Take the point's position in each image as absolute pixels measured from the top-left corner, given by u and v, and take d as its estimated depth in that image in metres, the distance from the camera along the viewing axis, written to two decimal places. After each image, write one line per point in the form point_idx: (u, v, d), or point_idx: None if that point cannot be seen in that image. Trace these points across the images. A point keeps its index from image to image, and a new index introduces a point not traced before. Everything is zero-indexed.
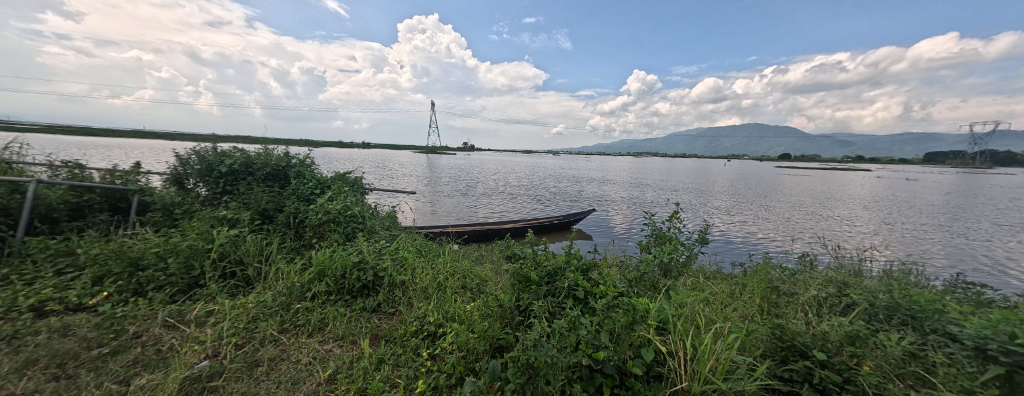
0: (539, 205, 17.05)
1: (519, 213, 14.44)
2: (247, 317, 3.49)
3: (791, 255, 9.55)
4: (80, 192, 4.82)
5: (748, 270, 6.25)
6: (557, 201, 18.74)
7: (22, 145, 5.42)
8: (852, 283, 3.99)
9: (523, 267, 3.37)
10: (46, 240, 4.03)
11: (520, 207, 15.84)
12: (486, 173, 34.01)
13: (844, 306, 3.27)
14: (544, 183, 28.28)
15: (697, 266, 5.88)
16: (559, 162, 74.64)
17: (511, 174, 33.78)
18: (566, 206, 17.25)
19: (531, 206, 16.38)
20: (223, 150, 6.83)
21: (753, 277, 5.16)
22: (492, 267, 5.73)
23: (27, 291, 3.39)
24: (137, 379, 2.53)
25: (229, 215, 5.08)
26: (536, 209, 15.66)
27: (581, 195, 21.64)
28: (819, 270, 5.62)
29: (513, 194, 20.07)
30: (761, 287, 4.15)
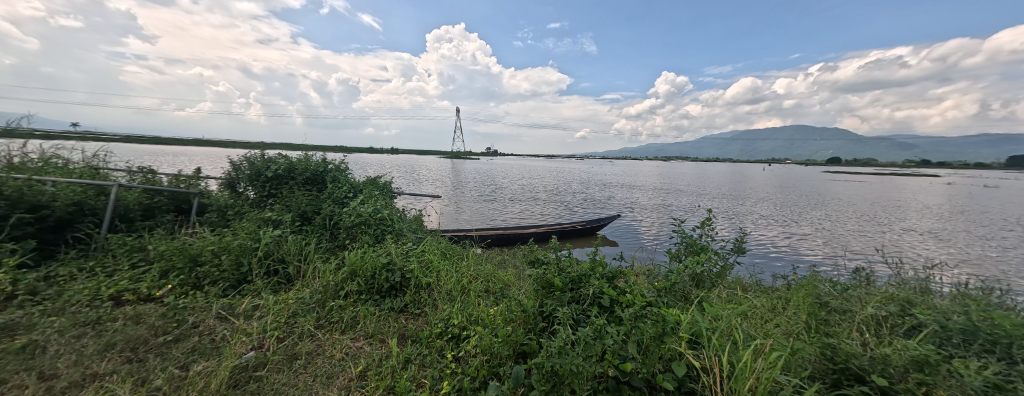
0: (564, 210, 16.90)
1: (543, 219, 14.38)
2: (287, 312, 3.74)
3: (841, 268, 8.78)
4: (153, 195, 5.44)
5: (791, 284, 5.82)
6: (583, 207, 18.47)
7: (107, 153, 6.18)
8: (917, 302, 3.60)
9: (546, 273, 3.37)
10: (125, 237, 4.57)
11: (544, 212, 15.76)
12: (510, 178, 34.25)
13: (909, 328, 2.97)
14: (568, 188, 28.00)
15: (733, 277, 5.56)
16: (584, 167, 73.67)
17: (535, 179, 33.79)
18: (591, 212, 16.95)
19: (555, 211, 16.25)
20: (270, 156, 7.42)
21: (796, 292, 4.81)
22: (516, 272, 5.76)
23: (108, 282, 3.85)
24: (194, 365, 2.79)
25: (273, 216, 5.50)
26: (561, 215, 15.53)
27: (607, 201, 21.22)
28: (877, 286, 5.11)
29: (538, 199, 20.03)
30: (807, 302, 3.85)
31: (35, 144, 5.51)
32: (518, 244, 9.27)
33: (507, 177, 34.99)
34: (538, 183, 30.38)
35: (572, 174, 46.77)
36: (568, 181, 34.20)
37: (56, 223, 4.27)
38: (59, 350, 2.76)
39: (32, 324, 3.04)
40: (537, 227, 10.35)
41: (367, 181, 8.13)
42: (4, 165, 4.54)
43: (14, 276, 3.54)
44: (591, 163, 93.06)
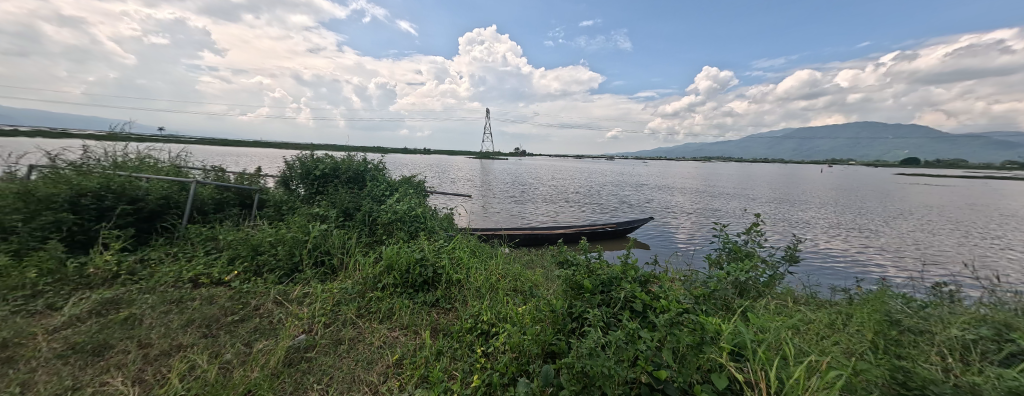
0: (595, 211, 16.60)
1: (574, 220, 14.22)
2: (331, 301, 4.05)
3: (916, 284, 7.80)
4: (223, 191, 6.11)
5: (853, 299, 5.27)
6: (615, 208, 18.01)
7: (186, 153, 7.03)
8: (1018, 328, 3.13)
9: (576, 274, 3.38)
10: (201, 227, 5.19)
11: (575, 214, 15.57)
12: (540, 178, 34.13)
13: (1006, 356, 2.60)
14: (600, 189, 27.40)
15: (783, 288, 5.16)
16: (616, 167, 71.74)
17: (565, 180, 33.40)
18: (623, 214, 16.48)
19: (586, 213, 15.98)
20: (317, 156, 8.03)
21: (858, 308, 4.37)
22: (545, 273, 5.76)
23: (188, 266, 4.40)
24: (256, 343, 3.13)
25: (320, 212, 5.96)
26: (592, 216, 15.27)
27: (640, 203, 20.52)
28: (963, 307, 4.48)
29: (568, 200, 19.80)
30: (872, 319, 3.49)
31: (133, 145, 6.43)
32: (546, 245, 9.25)
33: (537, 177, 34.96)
34: (568, 183, 30.04)
35: (604, 175, 45.71)
36: (599, 182, 33.46)
37: (149, 214, 4.96)
38: (152, 323, 3.24)
39: (132, 300, 3.58)
40: (566, 228, 10.27)
41: (403, 180, 8.51)
42: (111, 164, 5.35)
43: (119, 257, 4.17)
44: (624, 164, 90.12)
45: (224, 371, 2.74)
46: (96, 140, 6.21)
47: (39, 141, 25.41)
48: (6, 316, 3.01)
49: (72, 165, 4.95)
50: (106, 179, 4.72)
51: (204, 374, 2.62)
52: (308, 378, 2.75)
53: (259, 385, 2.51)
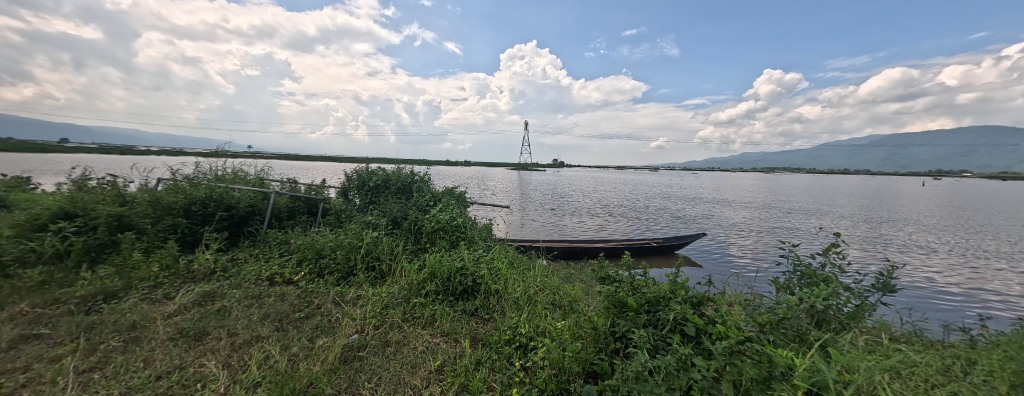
0: (638, 226, 15.92)
1: (618, 234, 13.72)
2: (380, 304, 4.37)
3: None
4: (295, 201, 6.89)
5: (977, 343, 4.34)
6: (663, 223, 17.08)
7: (268, 167, 8.09)
8: None
9: (619, 291, 3.31)
10: (277, 232, 5.91)
11: (618, 228, 15.03)
12: (582, 190, 33.55)
13: None
14: (646, 202, 26.20)
15: (874, 322, 4.43)
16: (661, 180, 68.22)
17: (608, 193, 32.46)
18: (672, 229, 15.54)
19: (631, 227, 15.35)
20: (372, 168, 8.79)
21: (980, 353, 3.60)
22: (586, 289, 5.63)
23: (266, 266, 5.03)
24: (317, 340, 3.49)
25: (372, 220, 6.47)
26: (638, 231, 14.63)
27: (689, 218, 19.26)
28: None
29: (611, 214, 19.21)
30: (998, 367, 2.87)
31: (230, 161, 7.59)
32: (586, 259, 9.02)
33: (578, 189, 34.44)
34: (610, 196, 29.22)
35: (648, 188, 43.71)
36: (645, 195, 31.99)
37: (239, 220, 5.77)
38: (238, 314, 3.78)
39: (223, 293, 4.18)
40: (608, 242, 9.95)
41: (446, 191, 8.91)
42: (213, 177, 6.36)
43: (216, 256, 4.89)
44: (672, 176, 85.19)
45: (292, 363, 3.09)
46: (204, 158, 7.45)
47: (158, 158, 30.91)
48: (136, 302, 3.70)
49: (186, 178, 5.99)
50: (210, 190, 5.63)
51: (276, 364, 2.98)
52: (359, 376, 3.00)
53: (319, 379, 2.80)
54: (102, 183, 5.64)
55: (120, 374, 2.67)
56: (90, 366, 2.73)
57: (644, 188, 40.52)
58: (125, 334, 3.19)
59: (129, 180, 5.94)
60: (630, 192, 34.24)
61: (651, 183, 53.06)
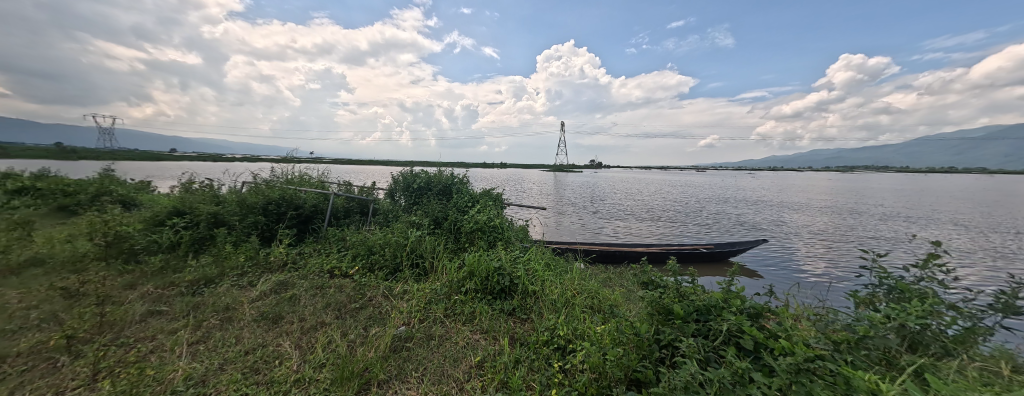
0: (683, 229, 15.09)
1: (662, 239, 13.05)
2: (424, 300, 4.56)
3: None
4: (350, 202, 7.45)
5: None
6: (713, 228, 15.91)
7: (327, 171, 8.90)
8: None
9: (664, 298, 3.15)
10: (335, 229, 6.46)
11: (663, 232, 14.31)
12: (624, 192, 32.40)
13: None
14: (694, 205, 24.61)
15: (996, 348, 3.49)
16: (710, 180, 63.81)
17: (652, 194, 30.98)
18: (724, 235, 14.41)
19: (678, 231, 14.52)
20: (416, 171, 9.30)
21: None
22: (628, 295, 5.43)
23: (327, 260, 5.54)
24: (371, 329, 3.79)
25: (416, 220, 6.83)
26: (685, 235, 13.80)
27: (742, 222, 17.79)
28: None
29: (655, 217, 18.34)
30: None
31: (297, 166, 8.53)
32: (627, 263, 8.73)
33: (620, 191, 33.34)
34: (652, 197, 27.96)
35: (695, 188, 41.08)
36: (693, 197, 29.99)
37: (304, 218, 6.44)
38: (307, 301, 4.29)
39: (294, 283, 4.71)
40: (652, 247, 9.52)
41: (483, 193, 9.03)
42: (284, 180, 7.21)
43: (287, 250, 5.52)
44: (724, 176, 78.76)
45: (350, 348, 3.41)
46: (278, 164, 8.48)
47: (237, 165, 35.45)
48: (228, 287, 4.32)
49: (263, 182, 6.86)
50: (281, 192, 6.37)
51: (338, 348, 3.29)
52: (407, 365, 3.17)
53: (373, 365, 3.04)
54: (201, 186, 6.68)
55: (217, 347, 3.15)
56: (197, 339, 3.24)
57: (692, 190, 37.96)
58: (221, 314, 3.74)
59: (221, 183, 6.94)
60: (676, 194, 32.32)
61: (700, 184, 49.55)
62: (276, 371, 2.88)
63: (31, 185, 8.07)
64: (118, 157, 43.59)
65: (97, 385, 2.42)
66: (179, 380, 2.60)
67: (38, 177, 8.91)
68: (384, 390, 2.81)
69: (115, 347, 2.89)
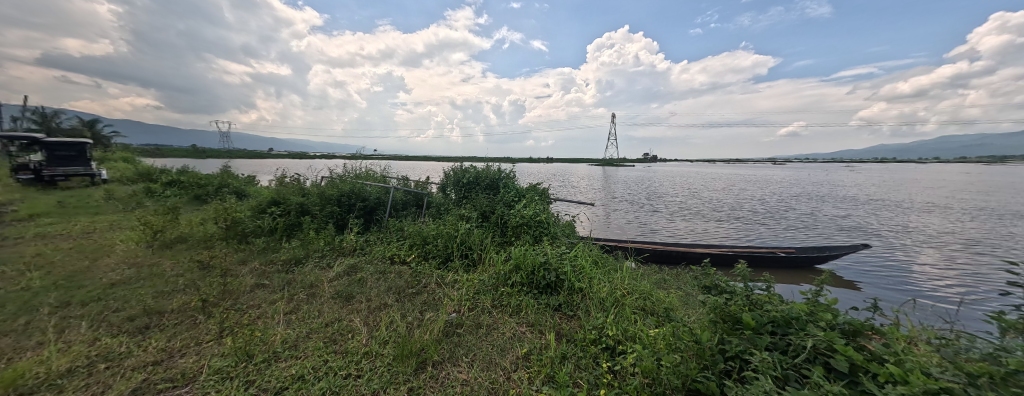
0: (750, 230, 13.66)
1: (728, 240, 11.92)
2: (473, 289, 4.80)
3: None
4: (408, 195, 7.89)
5: None
6: (793, 229, 13.99)
7: (387, 166, 9.65)
8: None
9: (731, 304, 2.71)
10: (395, 220, 6.98)
11: (729, 233, 13.02)
12: (683, 188, 30.12)
13: None
14: (766, 202, 22.01)
15: None
16: (786, 174, 56.55)
17: (717, 190, 28.27)
18: (807, 237, 12.59)
19: (747, 232, 13.10)
20: (466, 167, 9.67)
21: None
22: (685, 299, 5.10)
23: (388, 248, 6.05)
24: (426, 313, 4.11)
25: (465, 214, 7.13)
26: (756, 237, 12.37)
27: (828, 222, 15.45)
28: None
29: (721, 215, 16.72)
30: None
31: (363, 163, 9.41)
32: (685, 265, 8.14)
33: (679, 187, 31.02)
34: (714, 194, 25.68)
35: (768, 183, 36.69)
36: (768, 193, 26.69)
37: (370, 209, 7.08)
38: (374, 283, 4.82)
39: (361, 267, 5.27)
40: (717, 248, 8.65)
41: (530, 187, 8.99)
42: (353, 175, 8.04)
43: (356, 237, 6.17)
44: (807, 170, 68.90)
45: (410, 328, 3.76)
46: (348, 161, 9.45)
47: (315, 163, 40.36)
48: (313, 267, 5.01)
49: (336, 177, 7.73)
50: (349, 185, 7.10)
51: (399, 328, 3.64)
52: (459, 350, 3.35)
53: (428, 347, 3.26)
54: (289, 180, 7.76)
55: (305, 318, 3.68)
56: (290, 309, 3.83)
57: (766, 185, 33.81)
58: (308, 290, 4.38)
59: (305, 177, 7.99)
60: (746, 189, 29.08)
61: (776, 179, 43.90)
62: (350, 343, 3.28)
63: (177, 179, 10.13)
64: (227, 156, 51.95)
65: (220, 341, 2.98)
66: (278, 342, 3.11)
67: (181, 173, 11.12)
68: (437, 370, 3.02)
69: (234, 311, 3.54)
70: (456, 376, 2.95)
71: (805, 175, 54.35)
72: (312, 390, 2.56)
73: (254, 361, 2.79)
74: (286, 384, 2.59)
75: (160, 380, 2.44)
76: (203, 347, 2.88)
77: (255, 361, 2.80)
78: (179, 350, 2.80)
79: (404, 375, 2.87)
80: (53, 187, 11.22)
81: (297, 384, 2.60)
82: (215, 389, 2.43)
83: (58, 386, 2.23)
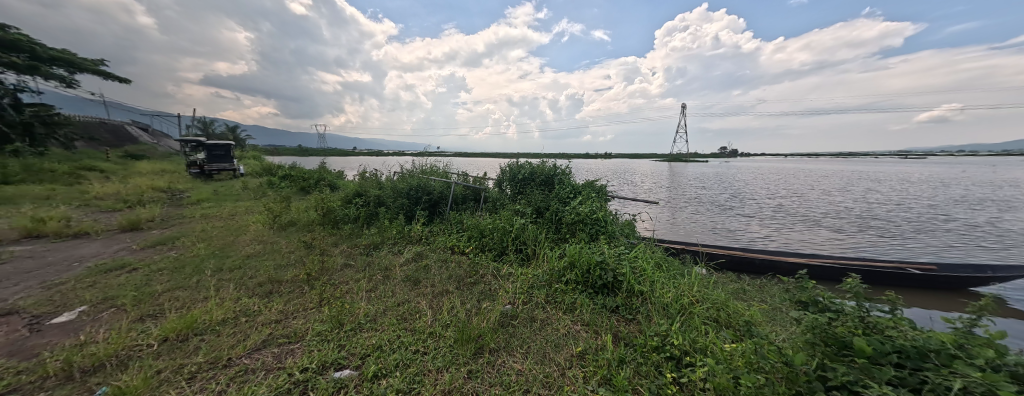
0: (855, 237, 11.48)
1: (826, 249, 10.15)
2: (527, 283, 4.95)
3: None
4: (467, 190, 8.21)
5: None
6: (922, 239, 11.29)
7: (448, 163, 10.24)
8: None
9: (837, 326, 2.07)
10: (455, 213, 7.41)
11: (829, 240, 11.08)
12: (769, 187, 26.53)
13: None
14: (880, 204, 18.23)
15: None
16: (911, 170, 46.09)
17: (814, 190, 24.30)
18: (944, 250, 10.03)
19: (853, 241, 11.01)
20: (522, 163, 9.79)
21: None
22: (772, 313, 4.45)
23: (449, 239, 6.48)
24: (483, 302, 4.35)
25: (520, 209, 7.27)
26: (867, 247, 10.29)
27: (974, 233, 12.19)
28: None
29: (818, 220, 14.31)
30: None
31: (429, 160, 10.14)
32: (772, 276, 6.93)
33: (764, 185, 27.39)
34: (807, 194, 22.12)
35: (885, 182, 30.31)
36: (885, 194, 22.02)
37: (434, 202, 7.61)
38: (438, 270, 5.26)
39: (426, 255, 5.77)
40: (818, 259, 7.15)
41: (586, 184, 8.78)
42: (420, 171, 8.76)
43: (421, 228, 6.73)
44: (946, 167, 55.00)
45: (469, 314, 4.03)
46: (415, 158, 10.25)
47: (388, 161, 44.74)
48: (388, 252, 5.64)
49: (405, 173, 8.49)
50: (415, 181, 7.74)
51: (458, 314, 3.93)
52: (513, 341, 3.53)
53: (485, 334, 3.47)
54: (368, 175, 8.76)
55: (382, 296, 4.20)
56: (369, 288, 4.38)
57: (884, 184, 27.93)
58: (384, 272, 4.94)
59: (381, 173, 8.92)
60: (855, 189, 24.42)
61: (899, 177, 35.92)
62: (417, 322, 3.65)
63: (288, 173, 12.11)
64: (320, 154, 60.36)
65: (319, 309, 3.56)
66: (361, 315, 3.61)
67: (291, 168, 13.32)
68: (493, 357, 3.21)
69: (330, 285, 4.20)
70: (512, 365, 3.11)
71: (947, 172, 43.22)
72: (387, 359, 2.93)
73: (344, 328, 3.30)
74: (367, 352, 3.00)
75: (280, 336, 3.03)
76: (308, 313, 3.47)
77: (345, 328, 3.30)
78: (292, 313, 3.43)
79: (464, 357, 3.12)
80: (210, 179, 14.30)
81: (375, 352, 2.99)
82: (317, 348, 2.93)
83: (216, 331, 2.92)
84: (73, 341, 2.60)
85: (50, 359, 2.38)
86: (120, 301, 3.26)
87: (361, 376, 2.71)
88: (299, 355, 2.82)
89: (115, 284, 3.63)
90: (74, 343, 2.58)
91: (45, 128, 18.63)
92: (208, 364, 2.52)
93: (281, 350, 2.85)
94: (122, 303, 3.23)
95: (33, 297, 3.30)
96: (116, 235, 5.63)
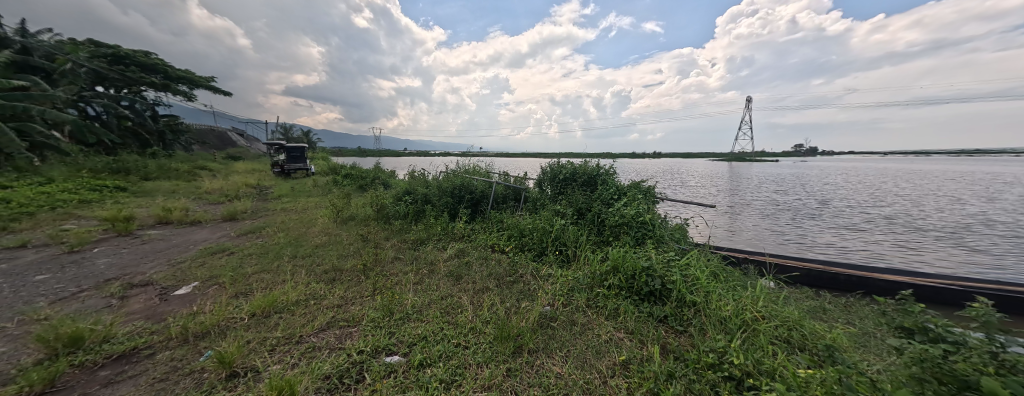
0: (970, 255, 9.60)
1: (930, 267, 8.61)
2: (567, 286, 4.94)
3: None
4: (508, 190, 8.34)
5: None
6: None
7: (491, 163, 10.47)
8: None
9: (954, 361, 1.73)
10: (496, 211, 7.59)
11: (934, 258, 9.44)
12: (854, 192, 23.21)
13: None
14: (1008, 216, 14.97)
15: None
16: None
17: (911, 197, 20.76)
18: None
19: (970, 260, 9.23)
20: (563, 162, 9.68)
21: None
22: (861, 339, 3.91)
23: (490, 238, 6.65)
24: (524, 301, 4.45)
25: (561, 210, 7.22)
26: (989, 268, 8.54)
27: None
28: None
29: (920, 233, 12.23)
30: None
31: (473, 160, 10.45)
32: (862, 294, 6.07)
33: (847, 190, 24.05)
34: (903, 202, 19.00)
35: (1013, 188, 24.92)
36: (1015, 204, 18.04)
37: (476, 201, 7.88)
38: (480, 267, 5.46)
39: (468, 252, 6.00)
40: (929, 279, 6.03)
41: (632, 185, 8.46)
42: (464, 171, 9.09)
43: (464, 225, 7.01)
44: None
45: (510, 312, 4.15)
46: (461, 158, 10.60)
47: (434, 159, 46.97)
48: (433, 248, 5.98)
49: (451, 173, 8.86)
50: (459, 181, 8.06)
51: (498, 311, 4.07)
52: (553, 342, 3.58)
53: (525, 334, 3.55)
54: (419, 174, 9.26)
55: (428, 289, 4.48)
56: (417, 280, 4.69)
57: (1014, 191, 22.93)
58: (430, 266, 5.25)
59: (429, 172, 9.39)
60: (969, 197, 20.43)
61: None
62: (460, 317, 3.84)
63: (350, 172, 13.25)
64: (375, 154, 65.22)
65: (373, 297, 3.91)
66: (409, 305, 3.89)
67: (352, 167, 14.59)
68: (533, 357, 3.28)
69: (384, 276, 4.57)
70: (552, 368, 3.16)
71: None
72: (432, 350, 3.14)
73: (395, 317, 3.59)
74: (414, 342, 3.23)
75: (341, 319, 3.39)
76: (364, 300, 3.83)
77: (396, 317, 3.59)
78: (352, 299, 3.81)
79: (503, 355, 3.23)
80: (290, 177, 16.15)
81: (421, 343, 3.21)
82: (371, 333, 3.23)
83: (291, 311, 3.36)
84: (189, 311, 3.16)
85: (173, 324, 2.92)
86: (220, 280, 3.87)
87: (408, 363, 2.93)
88: (357, 338, 3.13)
89: (217, 265, 4.30)
90: (189, 312, 3.13)
91: (171, 134, 22.51)
92: (285, 340, 2.91)
93: (342, 332, 3.19)
94: (222, 281, 3.83)
95: (163, 272, 4.06)
96: (218, 223, 6.66)
